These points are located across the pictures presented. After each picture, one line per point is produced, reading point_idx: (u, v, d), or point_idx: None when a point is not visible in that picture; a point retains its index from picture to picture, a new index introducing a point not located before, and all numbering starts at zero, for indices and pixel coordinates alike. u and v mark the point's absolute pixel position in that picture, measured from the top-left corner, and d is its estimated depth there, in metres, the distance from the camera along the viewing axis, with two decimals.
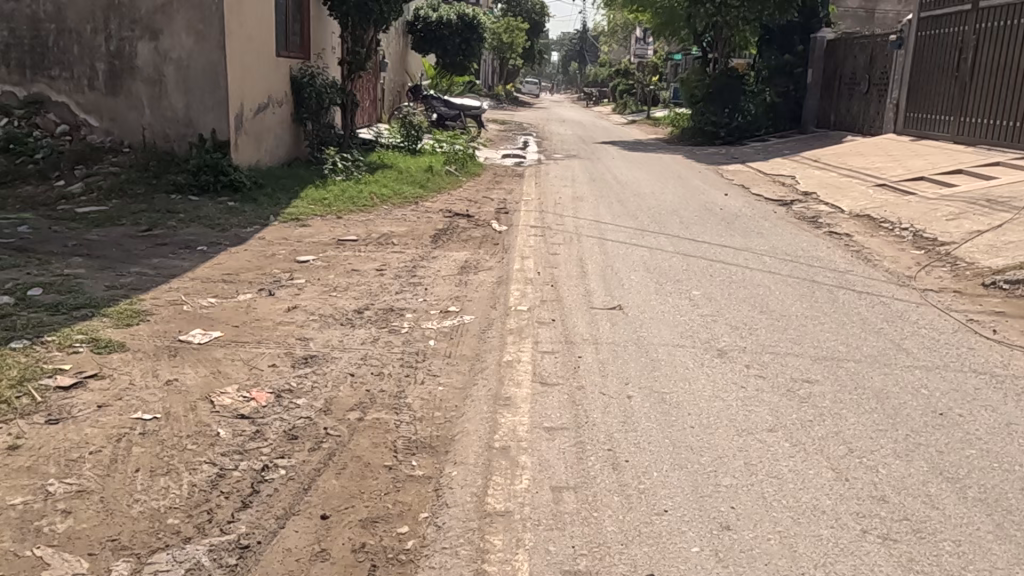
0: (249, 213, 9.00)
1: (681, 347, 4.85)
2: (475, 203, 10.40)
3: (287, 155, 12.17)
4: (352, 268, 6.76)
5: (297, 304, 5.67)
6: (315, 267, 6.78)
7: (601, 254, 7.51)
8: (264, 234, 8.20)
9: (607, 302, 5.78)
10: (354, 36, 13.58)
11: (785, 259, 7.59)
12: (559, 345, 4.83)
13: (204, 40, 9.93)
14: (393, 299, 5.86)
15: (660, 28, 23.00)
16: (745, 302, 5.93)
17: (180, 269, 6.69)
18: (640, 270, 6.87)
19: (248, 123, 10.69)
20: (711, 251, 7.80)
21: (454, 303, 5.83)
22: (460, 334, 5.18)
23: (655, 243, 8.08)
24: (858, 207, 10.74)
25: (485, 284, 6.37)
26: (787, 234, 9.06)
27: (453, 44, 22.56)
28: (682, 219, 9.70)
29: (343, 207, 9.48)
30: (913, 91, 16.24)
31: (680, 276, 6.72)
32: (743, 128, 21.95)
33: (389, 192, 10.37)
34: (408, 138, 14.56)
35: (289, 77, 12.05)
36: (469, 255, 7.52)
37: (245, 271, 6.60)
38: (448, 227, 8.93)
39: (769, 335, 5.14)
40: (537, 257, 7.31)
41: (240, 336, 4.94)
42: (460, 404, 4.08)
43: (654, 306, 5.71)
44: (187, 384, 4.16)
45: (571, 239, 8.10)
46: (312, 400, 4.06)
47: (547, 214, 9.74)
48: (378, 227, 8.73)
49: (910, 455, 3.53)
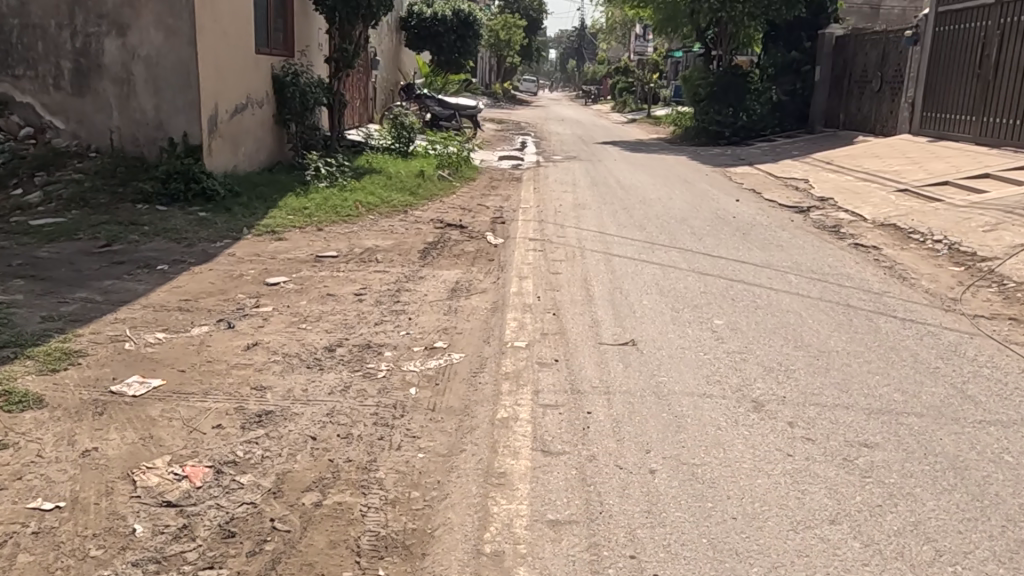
0: (220, 225, 8.22)
1: (709, 398, 4.09)
2: (470, 212, 9.63)
3: (269, 158, 11.40)
4: (327, 292, 5.97)
5: (260, 341, 4.89)
6: (286, 290, 5.99)
7: (608, 272, 6.73)
8: (234, 249, 7.42)
9: (617, 336, 5.02)
10: (342, 32, 12.79)
11: (813, 278, 6.82)
12: (564, 397, 4.05)
13: (174, 36, 9.15)
14: (371, 333, 5.08)
15: (662, 24, 21.80)
16: (776, 334, 5.17)
17: (132, 294, 5.90)
18: (653, 293, 6.10)
19: (224, 125, 9.91)
20: (729, 268, 7.03)
21: (442, 337, 5.07)
22: (447, 379, 4.40)
23: (667, 258, 7.31)
24: (882, 214, 9.98)
25: (478, 313, 5.59)
26: (809, 247, 8.29)
27: (449, 40, 21.84)
28: (694, 229, 8.93)
29: (325, 218, 8.70)
30: (930, 88, 15.47)
31: (697, 299, 5.96)
32: (748, 128, 20.99)
33: (376, 200, 9.58)
34: (400, 140, 13.79)
35: (271, 75, 11.27)
36: (461, 275, 6.74)
37: (205, 297, 5.82)
38: (439, 240, 8.15)
39: (810, 381, 4.38)
40: (537, 276, 6.55)
41: (186, 386, 4.15)
42: (444, 480, 3.31)
43: (673, 342, 4.94)
44: (107, 457, 3.38)
45: (574, 255, 7.34)
46: (260, 477, 3.29)
47: (547, 224, 8.98)
48: (362, 241, 7.96)
49: (1017, 561, 2.76)
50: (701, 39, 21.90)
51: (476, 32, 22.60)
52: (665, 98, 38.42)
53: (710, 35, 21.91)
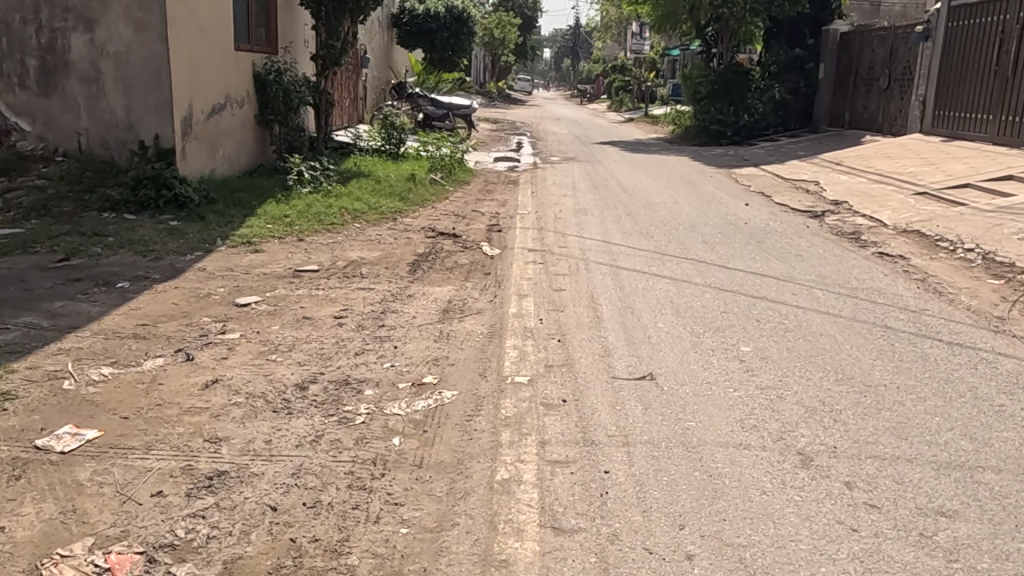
0: (192, 235, 7.56)
1: (748, 450, 3.45)
2: (464, 219, 8.99)
3: (250, 161, 10.72)
4: (304, 314, 5.32)
5: (220, 377, 4.24)
6: (257, 313, 5.34)
7: (616, 288, 6.11)
8: (205, 263, 6.78)
9: (633, 369, 4.38)
10: (329, 27, 12.13)
11: (842, 294, 6.20)
12: (577, 450, 3.40)
13: (143, 30, 8.44)
14: (349, 366, 4.43)
15: (661, 21, 21.07)
16: (812, 365, 4.54)
17: (83, 318, 5.25)
18: (667, 313, 5.47)
19: (200, 127, 9.22)
20: (749, 282, 6.39)
21: (431, 370, 4.42)
22: (437, 425, 3.76)
23: (680, 272, 6.67)
24: (903, 219, 9.38)
25: (472, 339, 4.95)
26: (831, 258, 7.67)
27: (441, 38, 21.21)
28: (706, 237, 8.30)
29: (307, 227, 8.05)
30: (943, 86, 14.88)
31: (718, 321, 5.33)
32: (751, 126, 20.20)
33: (363, 207, 8.93)
34: (390, 141, 13.18)
35: (252, 73, 10.61)
36: (453, 292, 6.09)
37: (166, 322, 5.17)
38: (430, 251, 7.51)
39: (860, 427, 3.74)
40: (538, 294, 5.91)
41: (126, 438, 3.50)
42: (432, 568, 2.67)
43: (697, 375, 4.31)
44: (13, 541, 2.75)
45: (577, 268, 6.71)
46: (202, 569, 2.64)
47: (546, 233, 8.34)
48: (347, 252, 7.32)
49: None
50: (701, 35, 21.30)
51: (470, 29, 21.92)
52: (665, 96, 37.76)
53: (710, 32, 21.31)
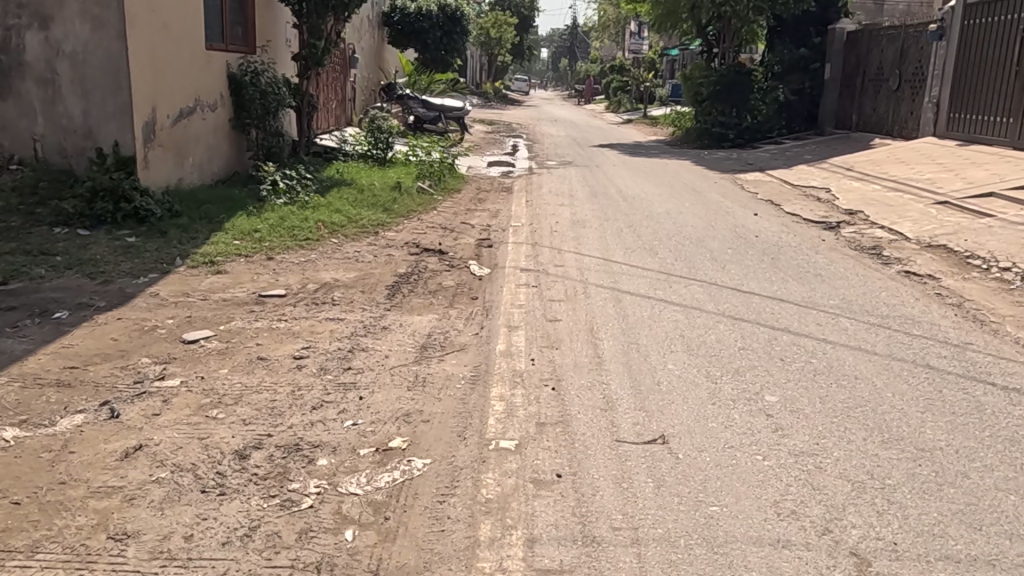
0: (150, 253, 6.85)
1: (789, 551, 2.75)
2: (452, 232, 8.30)
3: (224, 169, 9.99)
4: (259, 354, 4.62)
5: (145, 442, 3.53)
6: (205, 353, 4.63)
7: (619, 318, 5.42)
8: (159, 287, 6.07)
9: (644, 429, 3.68)
10: (311, 25, 11.42)
11: (871, 324, 5.51)
12: (576, 555, 2.70)
13: (101, 28, 7.70)
14: (302, 425, 3.72)
15: (660, 20, 20.34)
16: (851, 422, 3.85)
17: (4, 359, 4.53)
18: (677, 350, 4.77)
19: (165, 133, 8.49)
20: (767, 309, 5.70)
21: (400, 429, 3.71)
22: (401, 510, 3.04)
23: (690, 296, 5.98)
24: (927, 232, 8.70)
25: (452, 385, 4.24)
26: (853, 277, 6.99)
27: (434, 38, 20.52)
28: (715, 254, 7.61)
29: (278, 243, 7.34)
30: (959, 86, 14.20)
31: (735, 361, 4.63)
32: (754, 129, 19.51)
33: (341, 219, 8.22)
34: (376, 145, 12.52)
35: (226, 74, 9.89)
36: (435, 323, 5.38)
37: (98, 365, 4.46)
38: (413, 271, 6.81)
39: (923, 513, 3.04)
40: (530, 325, 5.22)
41: (7, 538, 2.80)
42: None
43: (717, 439, 3.60)
44: None
45: (575, 292, 6.02)
46: None
47: (541, 248, 7.65)
48: (320, 273, 6.62)
49: None
50: (702, 35, 20.59)
51: (463, 28, 21.31)
52: (664, 97, 36.98)
53: (711, 31, 20.62)
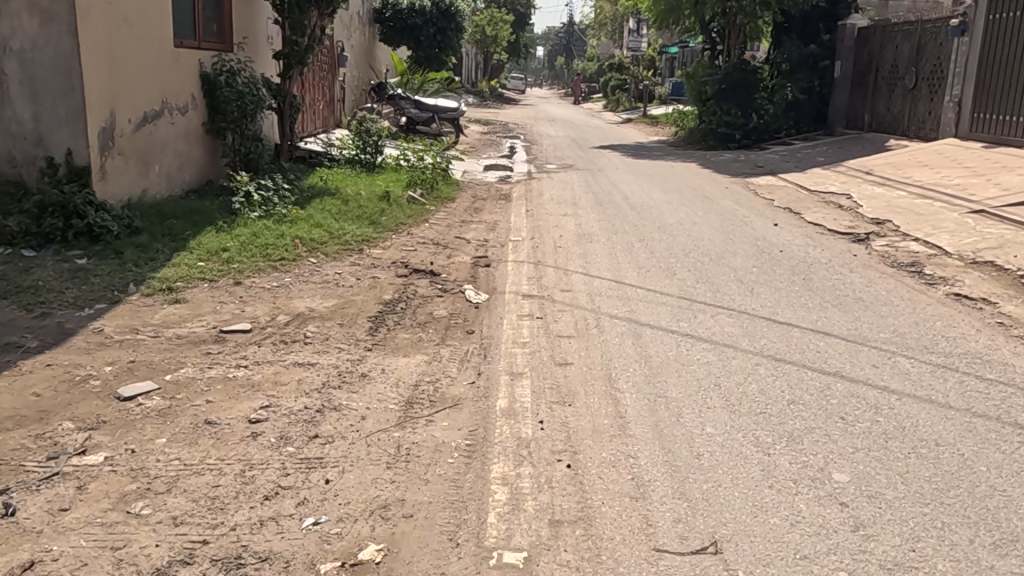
0: (102, 277, 6.01)
1: None
2: (444, 249, 7.48)
3: (195, 178, 9.12)
4: (207, 416, 3.79)
5: (41, 556, 2.70)
6: (142, 415, 3.80)
7: (642, 360, 4.60)
8: (105, 321, 5.24)
9: (691, 530, 2.86)
10: (292, 22, 10.58)
11: (935, 367, 4.69)
12: None
13: (50, 23, 6.76)
14: (249, 525, 2.90)
15: (662, 17, 19.20)
16: (948, 515, 3.03)
17: None
18: (716, 408, 3.94)
19: (126, 139, 7.60)
20: (813, 347, 4.90)
21: (375, 530, 2.88)
22: None
23: (719, 329, 5.17)
24: (969, 245, 7.91)
25: (442, 460, 3.41)
26: (899, 301, 6.19)
27: (427, 34, 19.70)
28: (739, 274, 6.81)
29: (248, 264, 6.52)
30: (984, 85, 13.42)
31: (786, 422, 3.82)
32: (761, 129, 18.56)
33: (320, 235, 7.40)
34: (363, 149, 11.66)
35: (198, 74, 9.03)
36: (423, 367, 4.56)
37: (6, 433, 3.61)
38: (400, 298, 5.98)
39: None
40: (538, 372, 4.40)
41: None
42: None
43: (784, 546, 2.78)
44: None
45: (588, 326, 5.21)
46: None
47: (545, 268, 6.83)
48: (294, 301, 5.80)
49: None
50: (706, 32, 19.69)
51: (457, 25, 20.57)
52: (664, 96, 36.25)
53: (716, 28, 19.69)
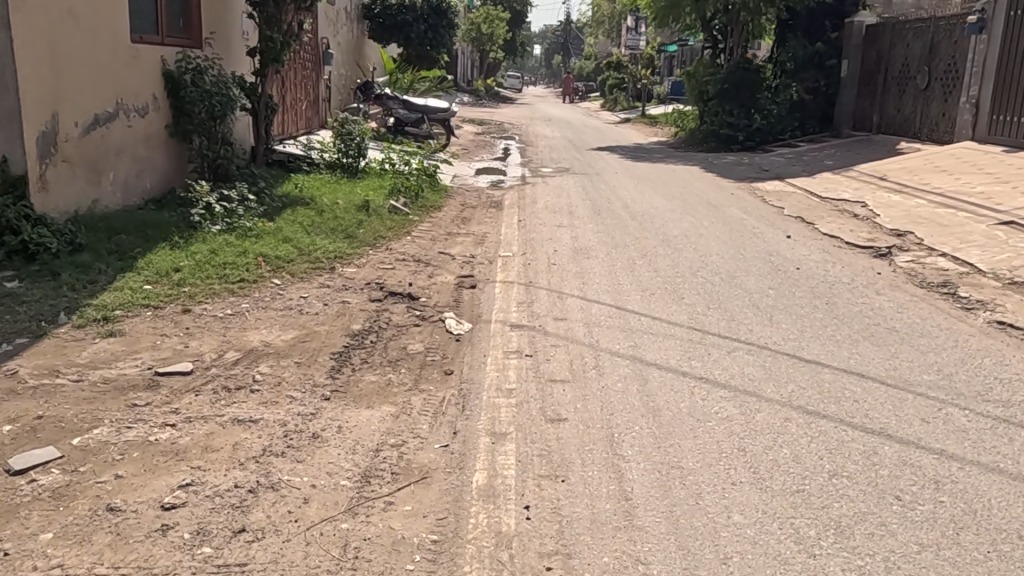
0: (30, 303, 5.24)
1: None
2: (426, 267, 6.73)
3: (157, 185, 8.37)
4: (111, 498, 3.05)
5: None
6: (30, 498, 3.05)
7: (650, 412, 3.88)
8: (22, 360, 4.48)
9: None
10: (266, 16, 9.81)
11: (995, 421, 3.95)
12: None
13: None
14: None
15: (662, 14, 18.40)
16: None
17: None
18: (743, 484, 3.21)
19: (71, 145, 6.84)
20: (849, 396, 4.16)
21: None
22: None
23: (740, 372, 4.43)
24: (1004, 262, 7.19)
25: (400, 565, 2.67)
26: (937, 331, 5.45)
27: (417, 31, 19.07)
28: (755, 298, 6.07)
29: (202, 286, 5.79)
30: (1004, 85, 12.69)
31: (831, 505, 3.08)
32: (765, 130, 17.81)
33: (287, 250, 6.66)
34: (346, 153, 10.93)
35: (160, 72, 8.28)
36: (388, 422, 3.83)
37: None
38: (371, 329, 5.25)
39: None
40: (526, 431, 3.65)
41: None
42: None
43: None
44: None
45: (584, 367, 4.46)
46: None
47: (538, 290, 6.10)
48: (248, 333, 5.05)
49: None
50: (707, 30, 18.95)
51: (448, 21, 20.28)
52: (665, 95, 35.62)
53: (717, 26, 18.99)
